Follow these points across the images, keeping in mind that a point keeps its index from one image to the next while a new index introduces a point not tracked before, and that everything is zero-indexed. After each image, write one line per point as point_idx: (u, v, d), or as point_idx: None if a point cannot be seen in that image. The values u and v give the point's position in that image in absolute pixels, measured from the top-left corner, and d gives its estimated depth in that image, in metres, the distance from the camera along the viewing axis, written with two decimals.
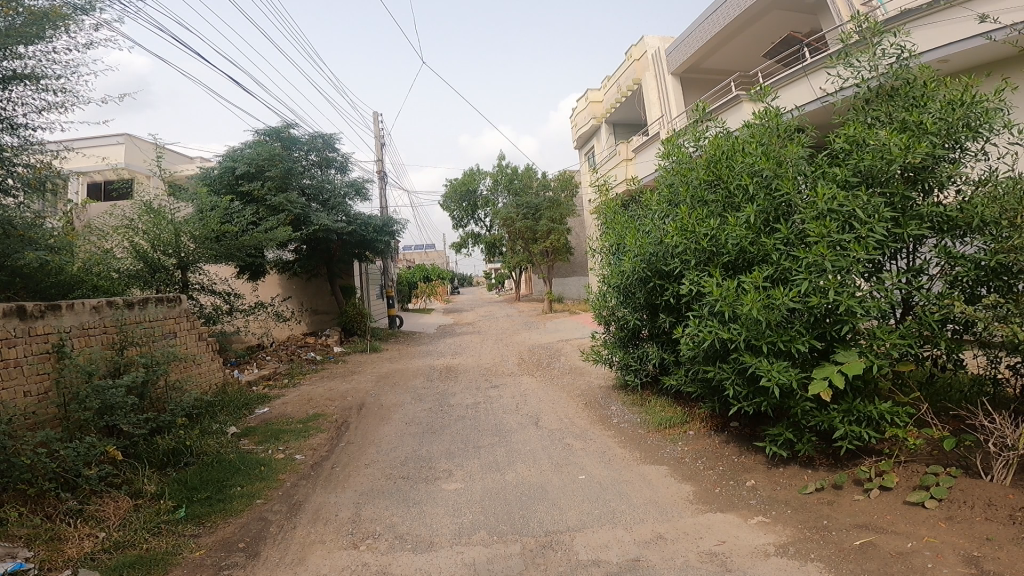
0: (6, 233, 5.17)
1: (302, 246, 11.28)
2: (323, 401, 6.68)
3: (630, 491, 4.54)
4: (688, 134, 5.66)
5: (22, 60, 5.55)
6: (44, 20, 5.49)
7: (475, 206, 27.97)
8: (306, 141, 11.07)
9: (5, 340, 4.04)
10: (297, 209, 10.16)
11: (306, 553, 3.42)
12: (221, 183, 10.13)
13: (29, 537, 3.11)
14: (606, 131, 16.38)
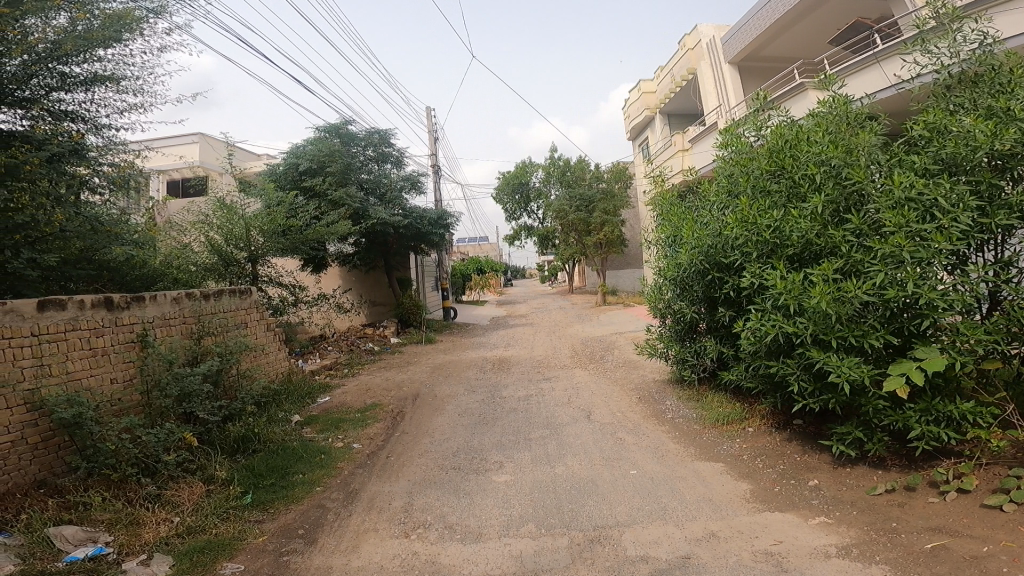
0: (95, 229, 5.81)
1: (362, 239, 11.58)
2: (379, 391, 6.94)
3: (683, 487, 4.50)
4: (748, 124, 5.35)
5: (101, 63, 5.99)
6: (118, 22, 5.82)
7: (528, 198, 28.24)
8: (363, 137, 11.40)
9: (95, 329, 4.58)
10: (356, 203, 10.47)
11: (360, 540, 3.64)
12: (286, 179, 10.49)
13: (113, 521, 3.46)
14: (661, 123, 15.78)
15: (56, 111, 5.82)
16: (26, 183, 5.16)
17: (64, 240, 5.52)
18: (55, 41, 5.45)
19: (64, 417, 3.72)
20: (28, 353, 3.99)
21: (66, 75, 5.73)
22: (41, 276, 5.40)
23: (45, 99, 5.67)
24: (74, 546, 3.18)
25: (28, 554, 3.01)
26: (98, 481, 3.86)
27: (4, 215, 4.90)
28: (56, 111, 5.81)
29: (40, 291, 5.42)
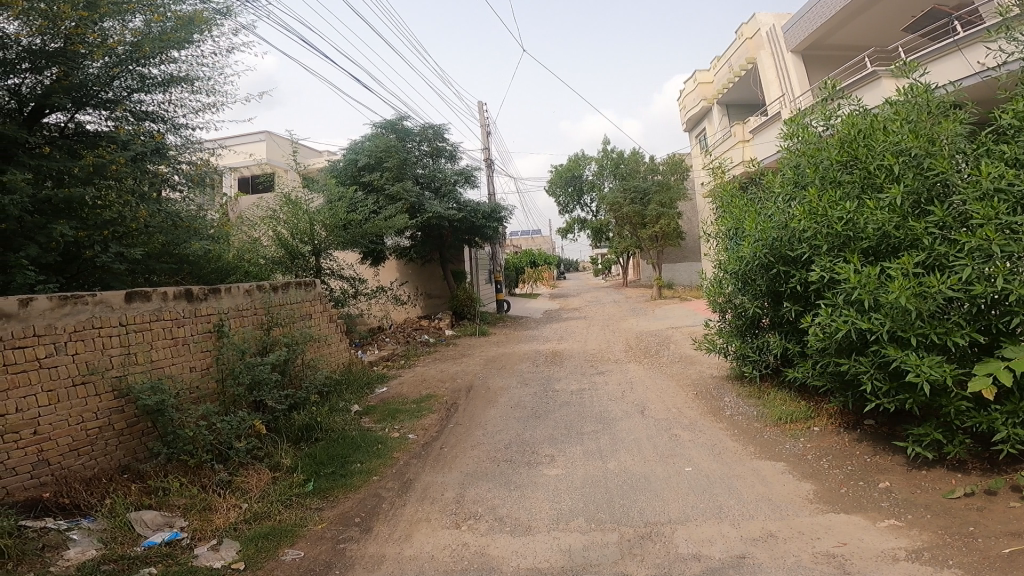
0: (175, 225, 6.30)
1: (418, 232, 11.79)
2: (435, 382, 7.15)
3: (742, 486, 4.35)
4: (817, 113, 5.17)
5: (176, 64, 6.34)
6: (190, 24, 6.09)
7: (580, 190, 29.48)
8: (418, 132, 11.57)
9: (176, 320, 4.98)
10: (413, 197, 10.65)
11: (413, 530, 3.73)
12: (346, 175, 10.77)
13: (188, 506, 3.80)
14: (718, 115, 16.05)
15: (138, 112, 6.26)
16: (112, 181, 5.58)
17: (147, 235, 5.94)
18: (133, 43, 5.76)
19: (146, 404, 4.11)
20: (116, 342, 4.40)
21: (145, 76, 6.11)
22: (128, 269, 5.84)
23: (127, 100, 6.10)
24: (153, 530, 3.54)
25: (111, 538, 3.36)
26: (177, 467, 4.19)
27: (93, 213, 5.38)
28: (136, 111, 6.25)
29: (127, 283, 5.86)
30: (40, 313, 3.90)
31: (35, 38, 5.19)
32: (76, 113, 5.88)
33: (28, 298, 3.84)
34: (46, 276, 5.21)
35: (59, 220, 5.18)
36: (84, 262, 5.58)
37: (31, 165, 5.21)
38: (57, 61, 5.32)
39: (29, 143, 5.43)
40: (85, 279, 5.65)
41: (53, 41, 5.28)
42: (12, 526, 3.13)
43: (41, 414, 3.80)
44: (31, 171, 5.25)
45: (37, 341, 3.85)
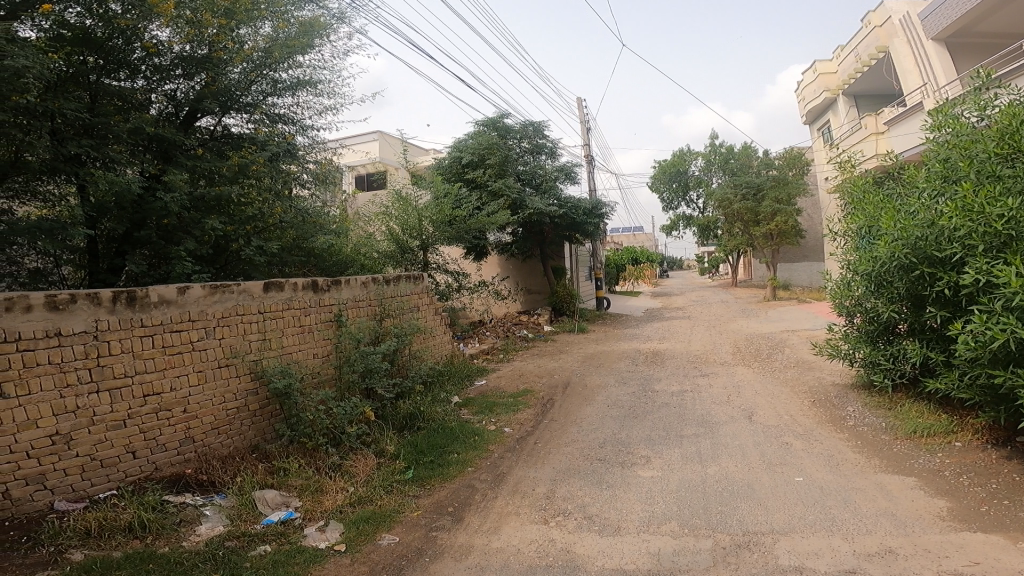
0: (305, 220, 6.91)
1: (518, 229, 11.96)
2: (532, 378, 7.26)
3: (860, 499, 3.79)
4: (969, 103, 4.79)
5: (301, 68, 6.86)
6: (310, 29, 6.53)
7: (686, 186, 29.33)
8: (518, 129, 11.70)
9: (303, 309, 5.46)
10: (514, 194, 10.82)
11: (501, 523, 3.78)
12: (451, 172, 11.12)
13: (303, 487, 4.22)
14: (845, 105, 15.04)
15: (271, 115, 6.84)
16: (253, 180, 6.21)
17: (281, 230, 6.57)
18: (264, 49, 6.30)
19: (276, 387, 4.61)
20: (254, 329, 4.95)
21: (276, 81, 6.65)
22: (266, 261, 6.41)
23: (263, 104, 6.66)
24: (271, 509, 3.97)
25: (236, 515, 3.83)
26: (296, 449, 4.66)
27: (238, 209, 5.98)
28: (270, 114, 6.82)
29: (265, 273, 6.45)
30: (194, 300, 4.47)
31: (186, 46, 5.84)
32: (223, 117, 6.50)
33: (185, 287, 4.41)
34: (201, 265, 5.82)
35: (210, 216, 5.79)
36: (231, 254, 6.17)
37: (188, 165, 5.82)
38: (204, 66, 5.96)
39: (186, 146, 6.07)
40: (231, 269, 6.23)
41: (201, 48, 5.92)
42: (155, 502, 3.72)
43: (191, 393, 4.39)
44: (187, 171, 5.87)
45: (190, 325, 4.43)
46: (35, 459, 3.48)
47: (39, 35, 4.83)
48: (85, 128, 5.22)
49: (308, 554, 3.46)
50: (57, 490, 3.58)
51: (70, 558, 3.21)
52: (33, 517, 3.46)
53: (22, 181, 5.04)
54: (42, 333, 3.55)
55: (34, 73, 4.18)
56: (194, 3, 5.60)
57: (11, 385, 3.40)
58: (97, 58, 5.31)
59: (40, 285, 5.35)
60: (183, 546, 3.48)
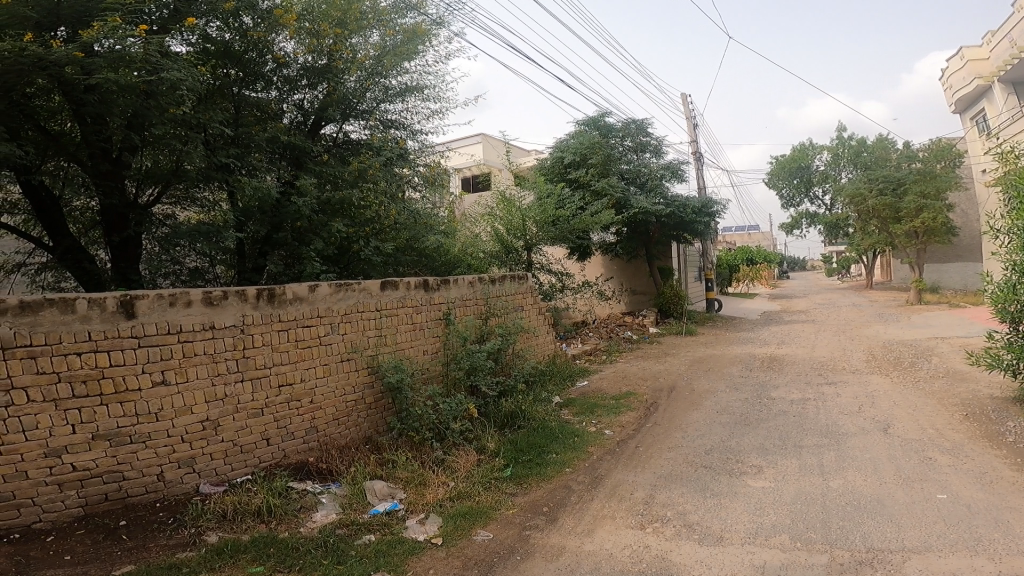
0: (416, 221, 7.19)
1: (624, 228, 11.69)
2: (636, 380, 7.01)
3: (1016, 519, 3.23)
4: None
5: (408, 75, 7.18)
6: (415, 36, 6.85)
7: (810, 183, 27.26)
8: (620, 128, 11.52)
9: (415, 307, 5.67)
10: (617, 193, 10.62)
11: (595, 526, 3.65)
12: (553, 173, 11.21)
13: (408, 480, 4.35)
14: (1003, 92, 13.24)
15: (385, 120, 7.23)
16: (371, 184, 6.59)
17: (396, 232, 6.90)
18: (375, 57, 6.69)
19: (389, 380, 4.85)
20: (372, 325, 5.23)
21: (388, 87, 7.02)
22: (383, 261, 6.77)
23: (377, 110, 7.07)
24: (379, 500, 4.14)
25: (347, 504, 4.02)
26: (404, 442, 4.82)
27: (359, 212, 6.40)
28: (383, 120, 7.19)
29: (382, 272, 6.79)
30: (322, 298, 4.80)
31: (308, 57, 6.34)
32: (343, 124, 6.97)
33: (314, 285, 4.75)
34: (327, 265, 6.28)
35: (335, 219, 6.21)
36: (353, 254, 6.57)
37: (316, 171, 6.32)
38: (325, 76, 6.42)
39: (314, 152, 6.58)
40: (353, 269, 6.63)
41: (321, 59, 6.39)
42: (282, 487, 3.99)
43: (317, 385, 4.72)
44: (315, 176, 6.35)
45: (318, 321, 4.77)
46: (187, 442, 3.90)
47: (189, 49, 5.33)
48: (232, 139, 5.89)
49: (408, 545, 3.56)
50: (203, 473, 3.99)
51: (205, 540, 3.50)
52: (181, 498, 3.86)
53: (182, 190, 5.85)
54: (198, 326, 3.98)
55: (186, 84, 4.83)
56: (313, 15, 6.06)
57: (173, 372, 3.84)
58: (238, 71, 5.93)
59: (198, 283, 6.13)
60: (301, 532, 3.70)
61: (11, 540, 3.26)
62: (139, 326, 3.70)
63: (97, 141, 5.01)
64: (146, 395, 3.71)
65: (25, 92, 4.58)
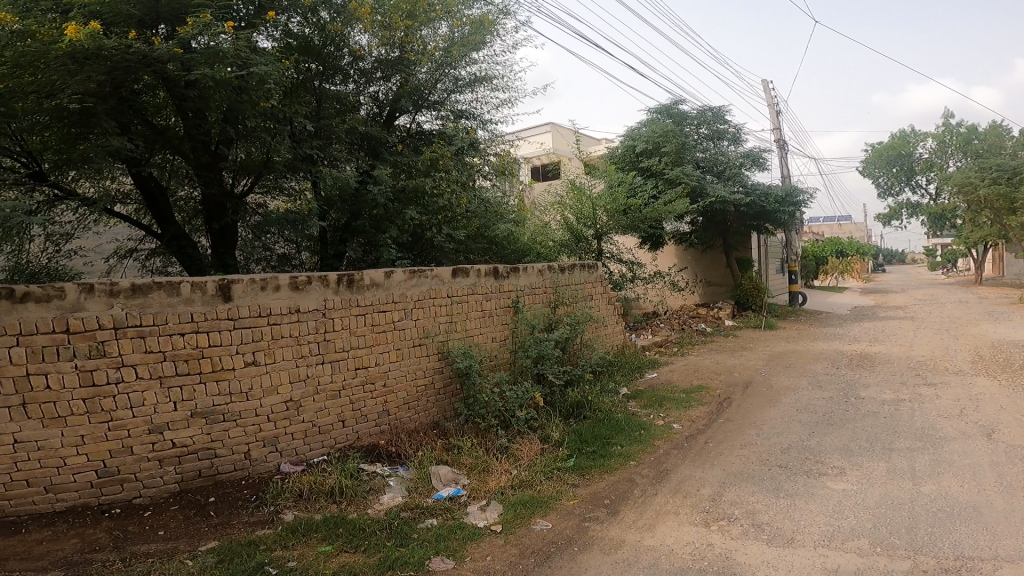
0: (487, 210, 7.26)
1: (699, 217, 11.27)
2: (709, 374, 6.71)
3: None
4: None
5: (477, 65, 7.23)
6: (481, 26, 6.90)
7: (911, 172, 25.24)
8: (695, 115, 11.11)
9: (486, 294, 5.70)
10: (694, 181, 10.20)
11: (657, 521, 3.51)
12: (624, 161, 10.96)
13: (472, 466, 4.36)
14: None
15: (455, 111, 7.32)
16: (443, 174, 6.75)
17: (467, 220, 7.03)
18: (445, 48, 6.78)
19: (458, 366, 4.90)
20: (444, 312, 5.30)
21: (458, 78, 7.11)
22: (455, 249, 6.86)
23: (447, 101, 7.18)
24: (443, 485, 4.16)
25: (413, 488, 4.06)
26: (470, 428, 4.86)
27: (432, 200, 6.57)
28: (455, 110, 7.31)
29: (453, 260, 6.88)
30: (397, 284, 4.91)
31: (382, 50, 6.46)
32: (416, 115, 7.10)
33: (390, 271, 4.87)
34: (403, 253, 6.44)
35: (409, 207, 6.35)
36: (426, 242, 6.70)
37: (391, 161, 6.46)
38: (398, 68, 6.57)
39: (389, 142, 6.77)
40: (426, 257, 6.75)
41: (393, 51, 6.52)
42: (354, 469, 4.11)
43: (390, 369, 4.85)
44: (391, 166, 6.51)
45: (393, 306, 4.88)
46: (272, 421, 4.12)
47: (274, 44, 5.66)
48: (314, 131, 6.08)
49: (468, 531, 3.55)
50: (285, 452, 4.21)
51: (282, 518, 3.65)
52: (264, 475, 4.08)
53: (272, 179, 6.00)
54: (285, 309, 4.20)
55: (273, 78, 5.05)
56: (385, 7, 6.15)
57: (262, 353, 4.07)
58: (318, 65, 6.18)
59: (286, 268, 6.38)
60: (369, 513, 3.78)
61: (110, 515, 3.48)
62: (234, 308, 3.95)
63: (198, 135, 5.39)
64: (239, 374, 3.96)
65: (132, 88, 4.83)
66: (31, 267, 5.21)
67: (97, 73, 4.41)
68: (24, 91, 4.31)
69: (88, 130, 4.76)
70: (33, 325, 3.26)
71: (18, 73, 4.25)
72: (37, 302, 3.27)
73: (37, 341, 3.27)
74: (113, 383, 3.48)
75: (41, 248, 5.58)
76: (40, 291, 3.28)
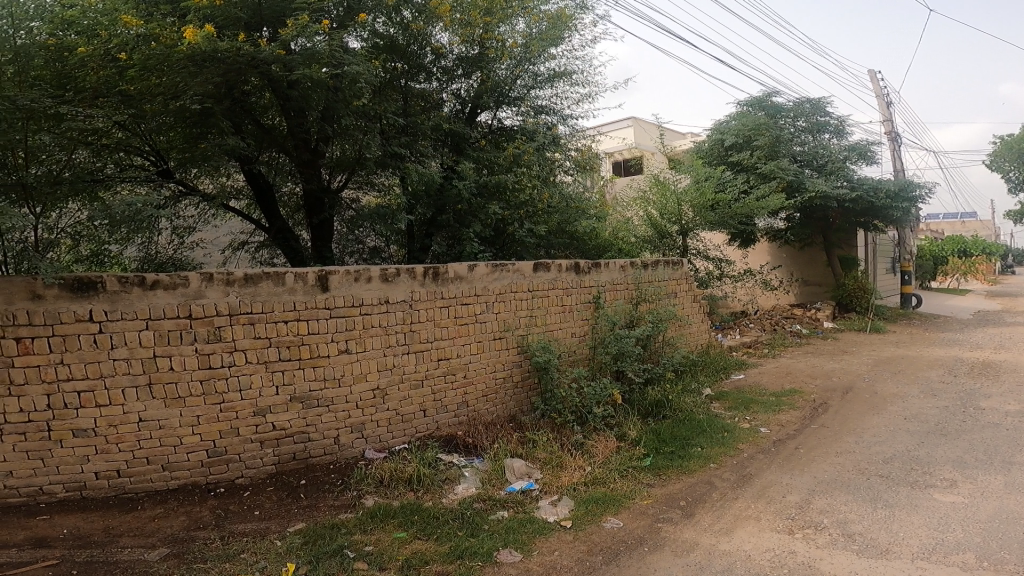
0: (569, 205, 7.26)
1: (796, 213, 10.86)
2: (802, 377, 6.38)
3: None
4: None
5: (556, 60, 7.22)
6: (558, 21, 6.88)
7: None
8: (790, 107, 10.55)
9: (567, 289, 5.67)
10: (789, 175, 9.76)
11: (736, 525, 3.38)
12: (713, 156, 10.70)
13: (546, 461, 4.35)
14: None
15: (536, 107, 7.34)
16: (524, 169, 6.78)
17: (548, 215, 7.03)
18: (523, 44, 6.82)
19: (536, 361, 4.91)
20: (524, 306, 5.32)
21: (537, 74, 7.13)
22: (536, 243, 6.91)
23: (528, 97, 7.21)
24: (516, 478, 4.18)
25: (487, 480, 4.10)
26: (546, 422, 4.86)
27: (514, 195, 6.59)
28: (535, 106, 7.32)
29: (534, 254, 6.93)
30: (479, 278, 4.97)
31: (462, 48, 6.63)
32: (498, 111, 7.18)
33: (473, 264, 4.94)
34: (485, 246, 6.54)
35: (492, 202, 6.45)
36: (508, 237, 6.77)
37: (475, 157, 6.57)
38: (478, 65, 6.72)
39: (472, 138, 6.86)
40: (508, 251, 6.83)
41: (473, 49, 6.68)
42: (432, 459, 4.20)
43: (471, 361, 4.93)
44: (474, 162, 6.62)
45: (475, 299, 4.96)
46: (360, 408, 4.29)
47: (362, 44, 5.79)
48: (402, 128, 6.31)
49: (537, 526, 3.55)
50: (369, 439, 4.36)
51: (363, 504, 3.78)
52: (350, 461, 4.25)
53: (364, 176, 6.23)
54: (376, 299, 4.36)
55: (365, 78, 5.17)
56: (463, 6, 6.24)
57: (354, 342, 4.25)
58: (404, 64, 6.35)
59: (377, 261, 6.58)
60: (443, 503, 3.85)
61: (214, 494, 3.74)
62: (331, 298, 4.14)
63: (301, 132, 5.68)
64: (333, 361, 4.15)
65: (244, 89, 5.14)
66: (161, 257, 5.50)
67: (213, 75, 4.69)
68: (153, 93, 4.74)
69: (206, 130, 5.18)
70: (161, 310, 3.56)
71: (147, 75, 4.71)
72: (165, 289, 3.57)
73: (163, 325, 3.58)
74: (226, 366, 3.76)
75: (167, 241, 5.80)
76: (168, 279, 3.58)
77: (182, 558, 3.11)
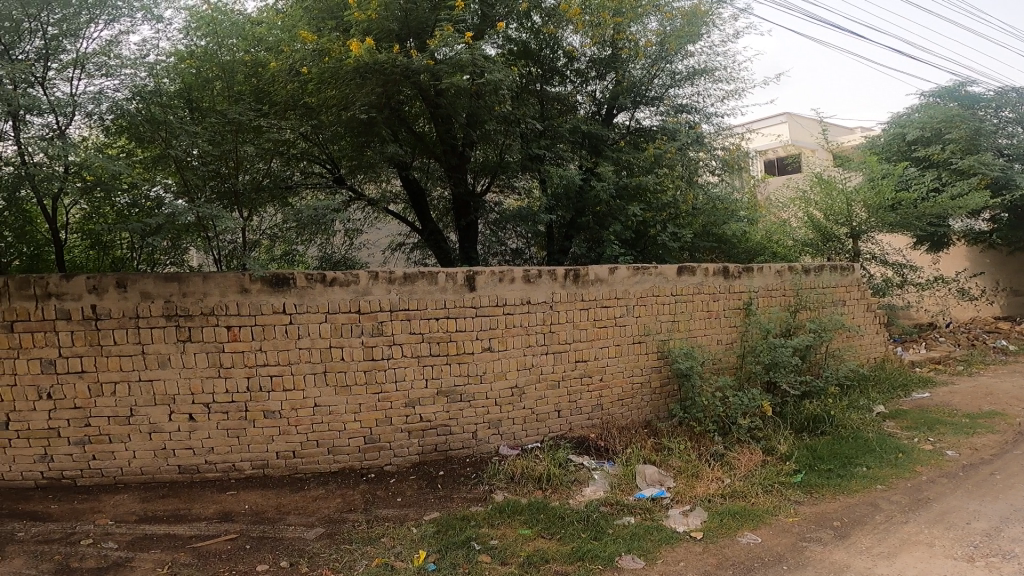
0: (716, 206, 7.03)
1: (1003, 214, 9.78)
2: (1008, 400, 5.68)
3: None
4: None
5: (693, 57, 6.96)
6: (693, 17, 6.61)
7: None
8: (992, 96, 9.53)
9: (714, 294, 5.44)
10: (994, 171, 8.82)
11: (902, 550, 3.12)
12: (892, 151, 9.93)
13: (681, 469, 4.20)
14: None
15: (677, 105, 7.12)
16: (666, 169, 6.61)
17: (693, 216, 6.87)
18: (659, 43, 6.64)
19: (678, 366, 4.77)
20: (667, 310, 5.16)
21: (675, 72, 6.92)
22: (680, 246, 6.76)
23: (666, 96, 7.03)
24: (646, 484, 4.06)
25: (616, 483, 4.02)
26: (684, 430, 4.71)
27: (656, 196, 6.46)
28: (675, 105, 7.11)
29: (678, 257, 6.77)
30: (619, 279, 4.90)
31: (594, 50, 6.57)
32: (636, 112, 7.08)
33: (614, 266, 4.87)
34: (625, 248, 6.48)
35: (633, 203, 6.36)
36: (649, 239, 6.68)
37: (614, 157, 6.49)
38: (612, 65, 6.62)
39: (610, 139, 6.79)
40: (649, 253, 6.73)
41: (606, 50, 6.59)
42: (564, 459, 4.18)
43: (608, 363, 4.88)
44: (614, 162, 6.53)
45: (615, 302, 4.90)
46: (499, 405, 4.38)
47: (497, 50, 5.94)
48: (541, 131, 6.37)
49: (664, 534, 3.43)
50: (504, 435, 4.43)
51: (494, 498, 3.84)
52: (487, 456, 4.35)
53: (506, 179, 6.36)
54: (519, 299, 4.43)
55: (506, 83, 5.29)
56: (593, 6, 6.12)
57: (497, 340, 4.35)
58: (538, 68, 6.46)
59: (519, 262, 6.73)
60: (569, 503, 3.81)
61: (366, 479, 3.96)
62: (477, 297, 4.26)
63: (449, 139, 5.90)
64: (477, 358, 4.27)
65: (399, 100, 5.39)
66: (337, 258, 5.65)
67: (375, 86, 4.99)
68: (330, 105, 5.30)
69: (370, 138, 5.51)
70: (337, 305, 3.85)
71: (322, 88, 5.21)
72: (341, 286, 3.85)
73: (338, 319, 3.87)
74: (385, 359, 3.98)
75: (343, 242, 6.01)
76: (343, 277, 3.85)
77: (333, 538, 3.31)
